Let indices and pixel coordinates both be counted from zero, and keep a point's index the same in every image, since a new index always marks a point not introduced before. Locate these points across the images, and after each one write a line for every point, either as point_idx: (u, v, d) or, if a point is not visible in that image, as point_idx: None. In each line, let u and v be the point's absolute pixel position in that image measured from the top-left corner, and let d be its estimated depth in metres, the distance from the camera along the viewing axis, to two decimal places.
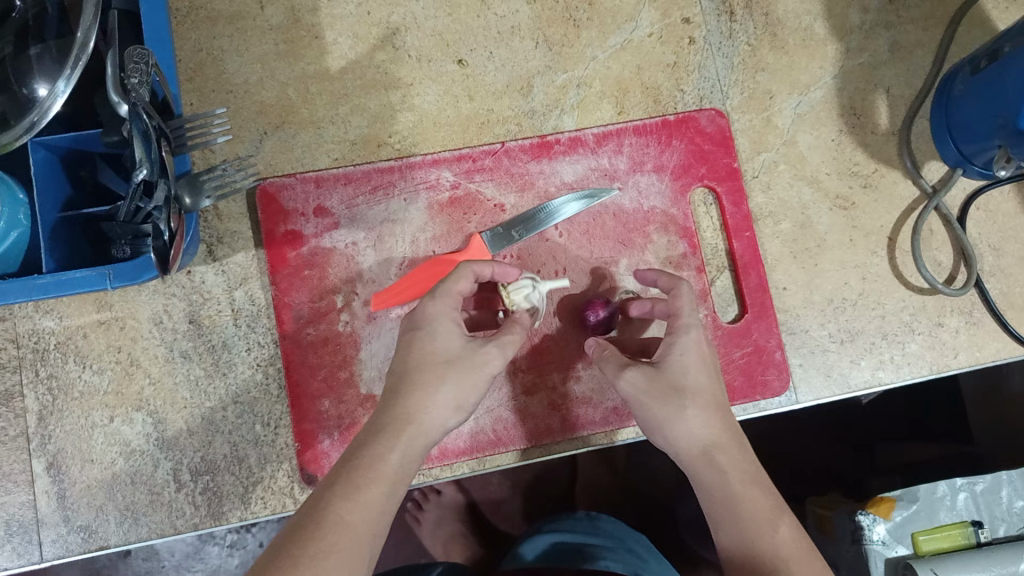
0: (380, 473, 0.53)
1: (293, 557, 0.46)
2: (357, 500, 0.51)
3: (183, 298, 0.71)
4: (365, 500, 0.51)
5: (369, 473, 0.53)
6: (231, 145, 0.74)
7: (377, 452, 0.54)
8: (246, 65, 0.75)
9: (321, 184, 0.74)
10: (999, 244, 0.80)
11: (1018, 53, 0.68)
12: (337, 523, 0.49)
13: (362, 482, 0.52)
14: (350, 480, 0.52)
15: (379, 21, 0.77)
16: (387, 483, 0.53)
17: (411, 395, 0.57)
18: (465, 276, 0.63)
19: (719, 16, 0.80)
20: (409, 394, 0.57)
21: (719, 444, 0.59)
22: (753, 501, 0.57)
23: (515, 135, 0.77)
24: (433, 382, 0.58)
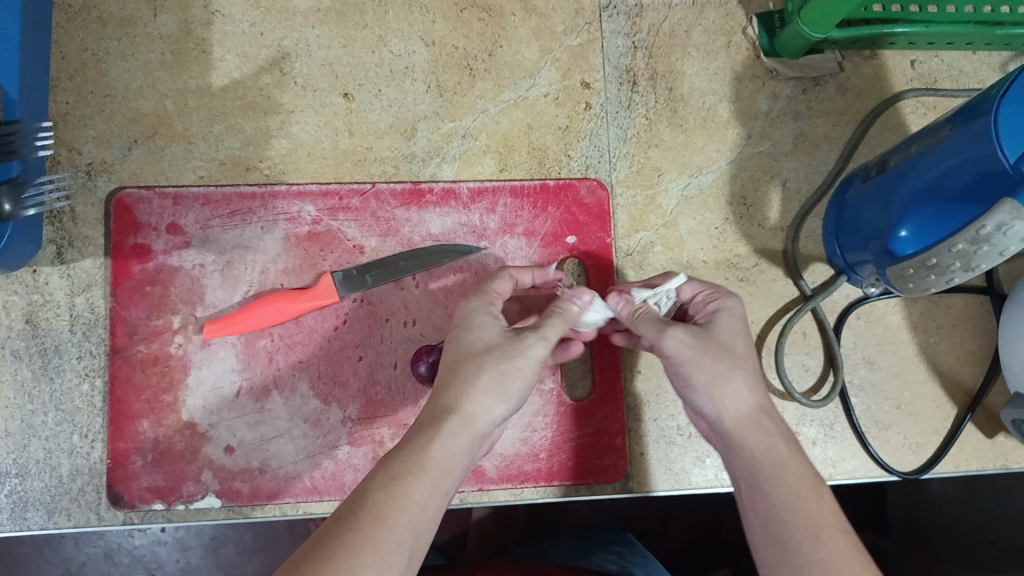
0: (420, 465, 0.52)
1: (331, 547, 0.45)
2: (396, 489, 0.50)
3: (24, 297, 0.71)
4: (404, 492, 0.50)
5: (409, 466, 0.51)
6: (99, 149, 0.74)
7: (415, 447, 0.53)
8: (129, 71, 0.75)
9: (178, 202, 0.73)
10: (875, 357, 0.78)
11: (911, 162, 0.66)
12: (376, 516, 0.48)
13: (403, 473, 0.51)
14: (388, 472, 0.51)
15: (270, 43, 0.76)
16: (428, 475, 0.51)
17: (452, 387, 0.56)
18: (504, 278, 0.65)
19: (621, 85, 0.79)
20: (451, 386, 0.56)
21: (767, 409, 0.58)
22: (793, 477, 0.54)
23: (390, 177, 0.76)
24: (470, 372, 0.56)
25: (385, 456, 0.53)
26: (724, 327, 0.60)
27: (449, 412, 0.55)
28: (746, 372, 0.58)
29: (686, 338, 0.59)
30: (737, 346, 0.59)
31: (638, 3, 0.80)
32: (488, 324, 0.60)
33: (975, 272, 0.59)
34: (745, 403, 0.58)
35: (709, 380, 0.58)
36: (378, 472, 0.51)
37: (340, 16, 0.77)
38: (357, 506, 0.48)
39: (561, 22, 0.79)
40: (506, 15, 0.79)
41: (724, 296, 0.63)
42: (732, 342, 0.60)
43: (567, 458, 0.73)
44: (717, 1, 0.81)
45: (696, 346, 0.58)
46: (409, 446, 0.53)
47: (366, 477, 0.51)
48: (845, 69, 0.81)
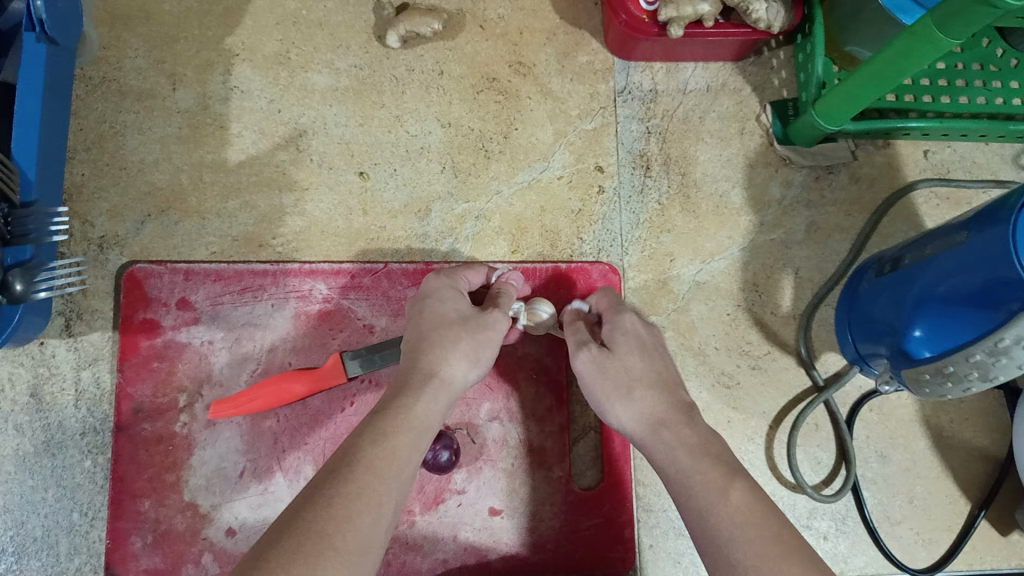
0: (408, 423, 0.52)
1: (327, 495, 0.45)
2: (389, 448, 0.50)
3: (30, 369, 0.70)
4: (398, 452, 0.50)
5: (401, 426, 0.52)
6: (112, 222, 0.74)
7: (397, 405, 0.53)
8: (146, 145, 0.75)
9: (190, 277, 0.72)
10: (886, 450, 0.77)
11: (927, 263, 0.66)
12: (372, 473, 0.48)
13: (393, 432, 0.51)
14: (375, 430, 0.51)
15: (288, 121, 0.77)
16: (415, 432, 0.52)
17: (432, 354, 0.57)
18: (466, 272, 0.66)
19: (634, 169, 0.80)
20: (431, 352, 0.57)
21: (669, 421, 0.55)
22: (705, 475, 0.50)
23: (402, 257, 0.76)
24: (448, 341, 0.58)
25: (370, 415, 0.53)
26: (622, 350, 0.60)
27: (426, 374, 0.56)
28: (645, 391, 0.57)
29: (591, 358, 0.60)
30: (635, 367, 0.58)
31: (653, 88, 0.81)
32: (458, 297, 0.62)
33: (993, 382, 0.58)
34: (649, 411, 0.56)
35: (607, 395, 0.58)
36: (369, 429, 0.51)
37: (358, 94, 0.78)
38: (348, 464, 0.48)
39: (577, 106, 0.80)
40: (523, 98, 0.80)
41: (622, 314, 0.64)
42: (635, 361, 0.59)
43: (573, 549, 0.71)
44: (731, 88, 0.82)
45: (599, 366, 0.59)
46: (395, 407, 0.53)
47: (355, 436, 0.51)
48: (858, 158, 0.82)
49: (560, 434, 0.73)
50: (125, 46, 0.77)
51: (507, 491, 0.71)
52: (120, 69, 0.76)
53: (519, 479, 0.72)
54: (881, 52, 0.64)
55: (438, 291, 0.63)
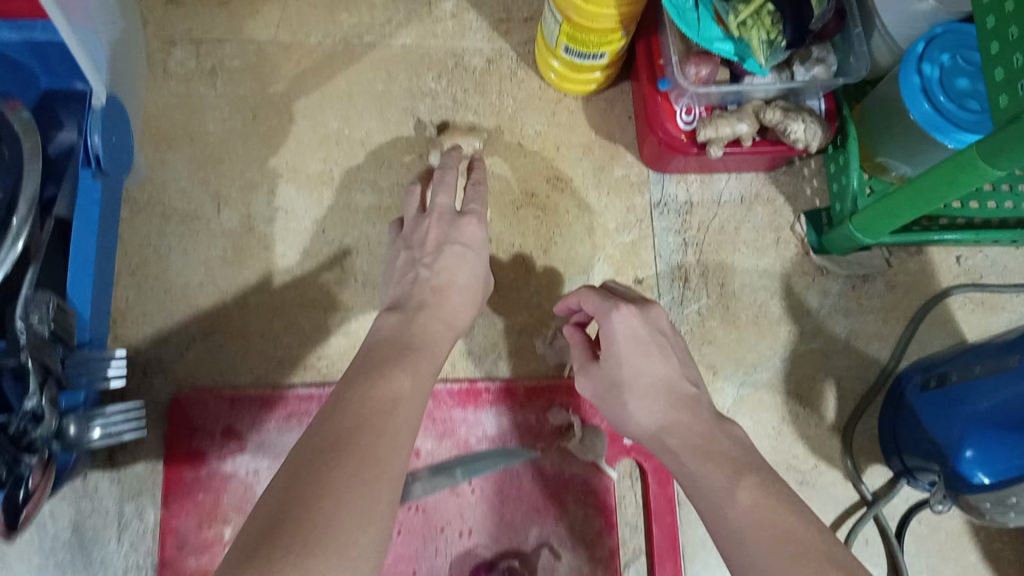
0: None
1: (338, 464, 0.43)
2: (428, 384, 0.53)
3: (72, 503, 0.69)
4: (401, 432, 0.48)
5: (432, 367, 0.56)
6: (156, 346, 0.73)
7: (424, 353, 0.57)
8: (190, 267, 0.75)
9: (234, 403, 0.72)
10: (938, 565, 0.76)
11: (979, 383, 0.66)
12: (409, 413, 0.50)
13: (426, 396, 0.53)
14: (411, 367, 0.54)
15: (331, 240, 0.77)
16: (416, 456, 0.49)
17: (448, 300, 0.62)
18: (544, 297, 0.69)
19: (673, 281, 0.80)
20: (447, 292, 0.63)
21: (671, 430, 0.57)
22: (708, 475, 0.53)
23: (446, 375, 0.75)
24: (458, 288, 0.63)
25: (407, 351, 0.56)
26: (615, 359, 0.61)
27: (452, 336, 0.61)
28: (638, 398, 0.59)
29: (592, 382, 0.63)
30: (626, 374, 0.60)
31: (688, 199, 0.83)
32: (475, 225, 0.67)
33: None
34: (650, 422, 0.59)
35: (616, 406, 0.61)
36: (410, 368, 0.54)
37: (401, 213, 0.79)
38: (388, 398, 0.50)
39: (614, 219, 0.81)
40: (562, 213, 0.81)
41: (604, 317, 0.62)
42: (629, 371, 0.60)
43: None
44: (764, 198, 0.84)
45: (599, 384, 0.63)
46: (426, 348, 0.57)
47: (396, 367, 0.53)
48: (893, 266, 0.83)
49: (611, 557, 0.72)
50: (169, 167, 0.77)
51: None
52: (165, 191, 0.77)
53: None
54: (924, 175, 0.65)
55: (471, 247, 0.66)
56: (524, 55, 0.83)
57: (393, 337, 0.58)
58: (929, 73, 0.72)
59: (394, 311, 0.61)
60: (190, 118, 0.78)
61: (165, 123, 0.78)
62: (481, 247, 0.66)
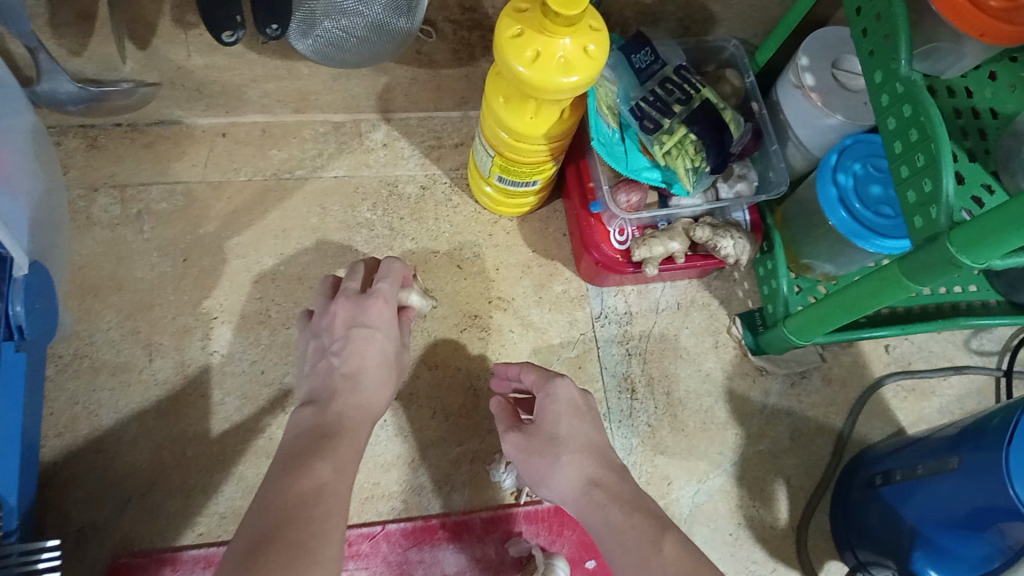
0: None
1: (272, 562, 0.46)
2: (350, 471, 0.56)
3: None
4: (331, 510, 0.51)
5: (351, 450, 0.58)
6: (89, 512, 0.69)
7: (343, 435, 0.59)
8: (123, 422, 0.72)
9: (178, 566, 0.68)
10: None
11: (924, 479, 0.68)
12: (334, 495, 0.53)
13: (349, 457, 0.58)
14: (332, 453, 0.57)
15: (272, 380, 0.75)
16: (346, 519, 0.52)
17: (363, 386, 0.64)
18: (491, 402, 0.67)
19: (620, 393, 0.81)
20: (361, 382, 0.64)
21: (600, 482, 0.60)
22: (634, 530, 0.55)
23: (399, 513, 0.73)
24: (376, 377, 0.65)
25: (324, 439, 0.58)
26: (553, 418, 0.63)
27: (362, 409, 0.63)
28: (571, 453, 0.61)
29: (518, 441, 0.63)
30: (561, 430, 0.62)
31: (627, 310, 0.84)
32: (382, 305, 0.68)
33: None
34: (575, 479, 0.60)
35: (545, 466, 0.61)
36: (329, 453, 0.56)
37: None
38: (310, 488, 0.53)
39: (558, 335, 0.82)
40: (505, 333, 0.81)
41: (549, 380, 0.66)
42: (564, 428, 0.63)
43: None
44: (700, 303, 0.86)
45: (525, 445, 0.63)
46: (345, 435, 0.59)
47: (318, 457, 0.56)
48: (827, 360, 0.86)
49: None
50: (97, 318, 0.74)
51: None
52: (93, 343, 0.74)
53: None
54: (850, 286, 0.68)
55: (380, 330, 0.67)
56: (457, 179, 0.85)
57: (311, 427, 0.60)
58: (844, 182, 0.75)
59: (307, 405, 0.62)
60: (117, 265, 0.76)
61: (91, 272, 0.76)
62: (389, 330, 0.68)
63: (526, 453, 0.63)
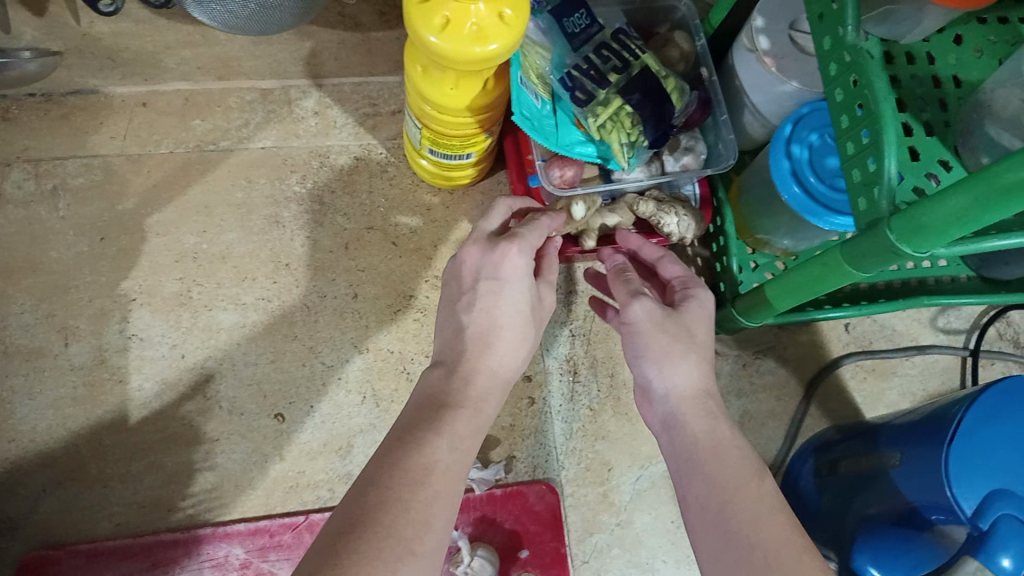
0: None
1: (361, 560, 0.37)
2: (465, 454, 0.46)
3: None
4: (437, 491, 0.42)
5: (473, 425, 0.48)
6: (2, 503, 0.67)
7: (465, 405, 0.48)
8: (37, 410, 0.69)
9: (92, 558, 0.66)
10: None
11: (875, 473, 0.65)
12: (446, 475, 0.43)
13: (466, 434, 0.47)
14: (441, 428, 0.46)
15: (193, 365, 0.72)
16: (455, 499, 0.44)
17: (494, 346, 0.51)
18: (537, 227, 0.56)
19: (561, 376, 0.78)
20: (493, 343, 0.51)
21: (710, 391, 0.52)
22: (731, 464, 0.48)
23: (325, 502, 0.71)
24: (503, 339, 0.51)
25: (442, 407, 0.48)
26: (694, 313, 0.54)
27: (494, 375, 0.50)
28: (693, 355, 0.52)
29: (649, 307, 0.54)
30: (700, 331, 0.54)
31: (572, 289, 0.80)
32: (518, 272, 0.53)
33: None
34: (692, 381, 0.52)
35: (660, 352, 0.52)
36: (444, 427, 0.46)
37: (269, 328, 0.74)
38: (419, 467, 0.43)
39: None
40: None
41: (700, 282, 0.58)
42: (692, 324, 0.54)
43: None
44: None
45: (657, 320, 0.53)
46: (468, 403, 0.48)
47: (428, 433, 0.46)
48: (782, 339, 0.82)
49: None
50: (10, 302, 0.71)
51: None
52: (5, 328, 0.71)
53: None
54: (798, 268, 0.63)
55: (510, 283, 0.52)
56: (393, 150, 0.80)
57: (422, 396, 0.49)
58: (799, 154, 0.70)
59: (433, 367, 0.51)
60: (30, 245, 0.73)
61: (3, 253, 0.72)
62: (521, 283, 0.52)
63: (652, 334, 0.53)
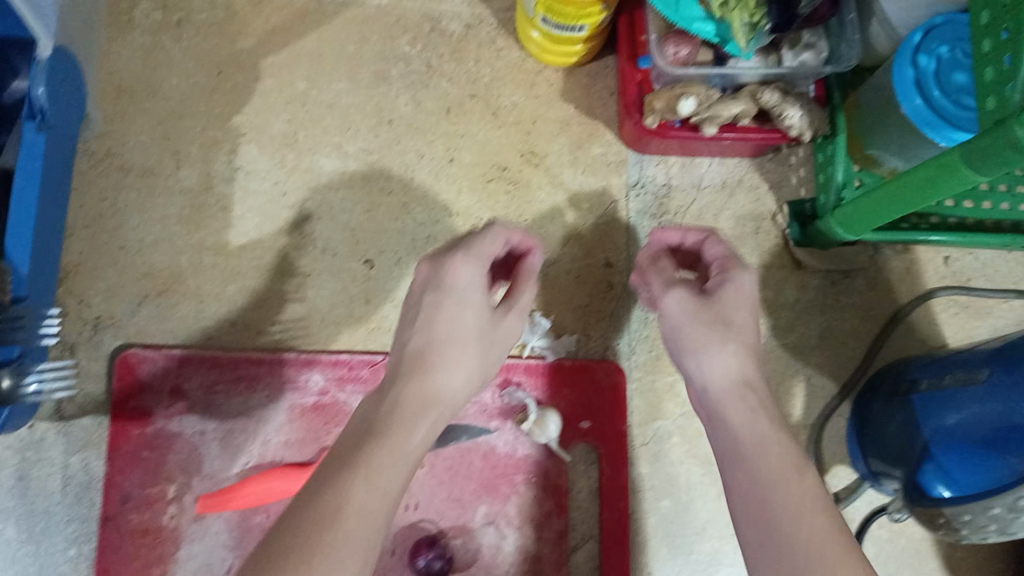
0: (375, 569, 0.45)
1: None
2: (405, 453, 0.47)
3: (18, 453, 0.69)
4: (382, 486, 0.44)
5: (415, 408, 0.49)
6: (108, 303, 0.72)
7: (393, 432, 0.47)
8: (145, 224, 0.74)
9: (183, 364, 0.71)
10: (896, 571, 0.75)
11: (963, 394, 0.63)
12: (395, 449, 0.46)
13: (388, 469, 0.45)
14: (366, 463, 0.45)
15: (292, 204, 0.75)
16: (404, 463, 0.46)
17: (443, 366, 0.51)
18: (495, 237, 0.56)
19: None
20: (440, 364, 0.51)
21: (753, 384, 0.54)
22: (772, 455, 0.50)
23: None
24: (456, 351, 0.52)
25: (366, 439, 0.46)
26: (731, 298, 0.56)
27: (432, 397, 0.50)
28: (739, 343, 0.54)
29: (683, 300, 0.57)
30: (737, 320, 0.55)
31: (667, 182, 0.79)
32: (479, 287, 0.54)
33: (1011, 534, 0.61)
34: (729, 370, 0.54)
35: (696, 342, 0.55)
36: (361, 464, 0.44)
37: (365, 180, 0.76)
38: (351, 475, 0.44)
39: (588, 199, 0.78)
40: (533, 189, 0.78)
41: (739, 266, 0.58)
42: (737, 316, 0.55)
43: None
44: (748, 185, 0.80)
45: (694, 311, 0.56)
46: (391, 432, 0.47)
47: (348, 466, 0.45)
48: (876, 262, 0.80)
49: (557, 542, 0.71)
50: (129, 122, 0.75)
51: None
52: (123, 144, 0.75)
53: None
54: (903, 176, 0.61)
55: (458, 291, 0.53)
56: (504, 22, 0.80)
57: (364, 417, 0.49)
58: (925, 65, 0.67)
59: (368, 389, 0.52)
60: (152, 71, 0.76)
61: (128, 75, 0.76)
62: (471, 292, 0.53)
63: (685, 319, 0.56)
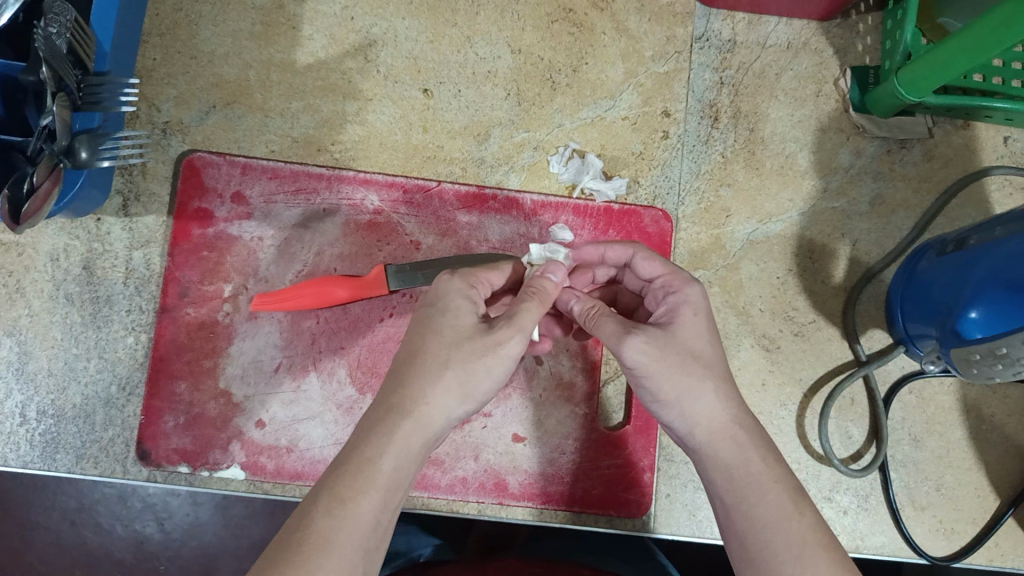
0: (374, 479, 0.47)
1: None
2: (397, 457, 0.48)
3: (84, 243, 0.72)
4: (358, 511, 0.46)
5: (399, 424, 0.49)
6: (178, 109, 0.74)
7: (365, 455, 0.48)
8: (218, 37, 0.75)
9: (246, 171, 0.73)
10: (920, 435, 0.77)
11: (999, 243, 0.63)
12: (382, 475, 0.47)
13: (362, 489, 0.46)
14: (337, 489, 0.46)
15: (359, 29, 0.76)
16: (380, 491, 0.47)
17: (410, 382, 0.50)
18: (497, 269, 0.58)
19: (702, 118, 0.78)
20: (412, 378, 0.50)
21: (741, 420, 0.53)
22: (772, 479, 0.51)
23: (456, 179, 0.75)
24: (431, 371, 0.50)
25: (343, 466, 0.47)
26: (689, 329, 0.54)
27: (415, 420, 0.49)
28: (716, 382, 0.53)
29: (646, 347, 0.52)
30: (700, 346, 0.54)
31: (732, 38, 0.79)
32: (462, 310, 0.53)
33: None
34: (713, 412, 0.53)
35: (678, 387, 0.52)
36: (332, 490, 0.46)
37: (432, 11, 0.77)
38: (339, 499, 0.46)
39: (651, 47, 0.78)
40: (597, 33, 0.78)
41: (686, 283, 0.56)
42: (696, 341, 0.54)
43: (591, 486, 0.73)
44: (812, 48, 0.80)
45: (658, 357, 0.52)
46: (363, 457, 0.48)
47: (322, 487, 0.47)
48: (935, 136, 0.79)
49: (591, 372, 0.74)
50: None
51: (532, 420, 0.73)
52: None
53: (545, 409, 0.73)
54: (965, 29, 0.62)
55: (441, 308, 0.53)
56: None
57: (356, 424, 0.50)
58: None
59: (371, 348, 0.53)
60: None
61: None
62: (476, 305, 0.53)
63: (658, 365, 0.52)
